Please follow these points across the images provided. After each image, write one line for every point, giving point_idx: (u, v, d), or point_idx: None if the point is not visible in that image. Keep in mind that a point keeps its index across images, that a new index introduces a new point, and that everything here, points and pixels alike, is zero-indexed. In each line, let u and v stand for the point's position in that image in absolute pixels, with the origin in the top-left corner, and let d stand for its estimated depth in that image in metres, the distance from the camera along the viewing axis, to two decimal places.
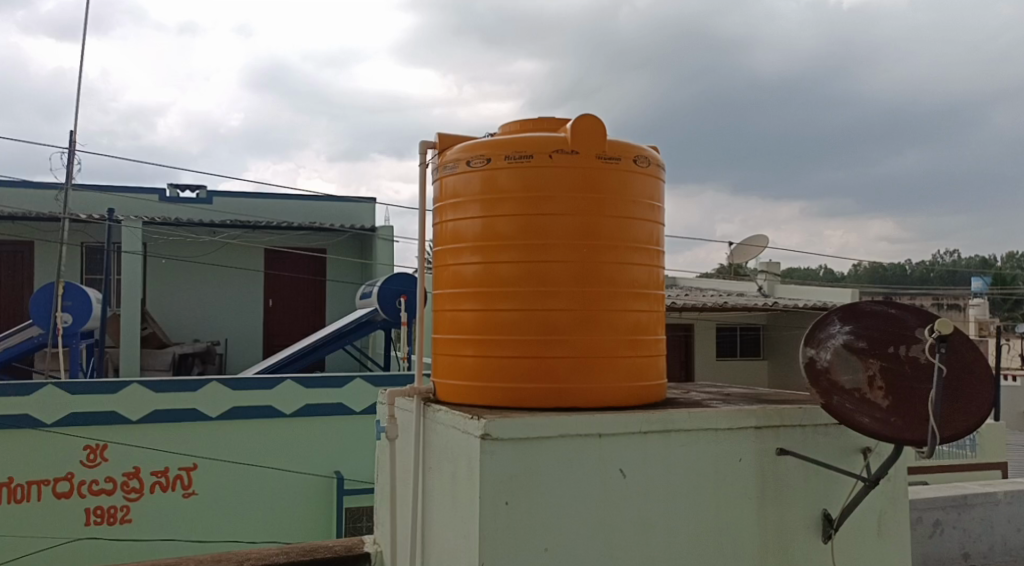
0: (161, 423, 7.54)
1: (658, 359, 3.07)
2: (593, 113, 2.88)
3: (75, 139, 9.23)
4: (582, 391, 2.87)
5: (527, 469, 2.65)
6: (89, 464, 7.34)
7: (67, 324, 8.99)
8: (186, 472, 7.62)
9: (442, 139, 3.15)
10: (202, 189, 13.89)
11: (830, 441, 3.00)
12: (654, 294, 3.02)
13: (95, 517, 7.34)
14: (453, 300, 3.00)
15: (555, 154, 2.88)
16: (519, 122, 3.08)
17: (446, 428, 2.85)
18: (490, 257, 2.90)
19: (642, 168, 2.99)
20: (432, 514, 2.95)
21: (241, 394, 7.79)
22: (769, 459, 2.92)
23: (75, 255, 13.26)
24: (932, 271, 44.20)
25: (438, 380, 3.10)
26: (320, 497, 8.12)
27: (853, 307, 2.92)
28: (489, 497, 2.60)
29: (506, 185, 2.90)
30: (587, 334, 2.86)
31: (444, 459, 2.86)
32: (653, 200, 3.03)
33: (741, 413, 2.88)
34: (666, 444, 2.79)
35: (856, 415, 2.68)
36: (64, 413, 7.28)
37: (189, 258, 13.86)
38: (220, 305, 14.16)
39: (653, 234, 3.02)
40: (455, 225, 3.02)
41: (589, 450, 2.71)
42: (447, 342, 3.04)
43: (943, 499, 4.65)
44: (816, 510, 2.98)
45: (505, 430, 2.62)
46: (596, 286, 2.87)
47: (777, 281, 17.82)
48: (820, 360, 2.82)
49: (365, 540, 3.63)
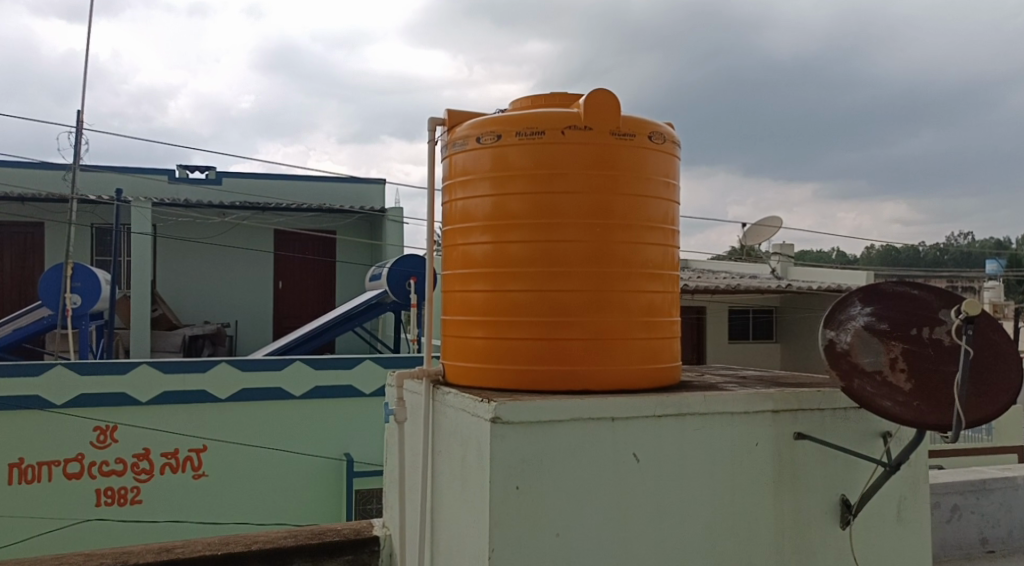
0: (171, 404, 7.53)
1: (673, 341, 3.00)
2: (606, 87, 2.80)
3: (82, 119, 9.18)
4: (595, 373, 2.80)
5: (538, 453, 2.58)
6: (99, 445, 7.33)
7: (76, 305, 8.94)
8: (196, 453, 7.60)
9: (451, 115, 3.07)
10: (212, 169, 13.82)
11: (849, 426, 2.92)
12: (669, 274, 2.94)
13: (106, 498, 7.32)
14: (463, 281, 2.93)
15: (567, 131, 2.80)
16: (530, 98, 3.00)
17: (456, 411, 2.79)
18: (501, 237, 2.83)
19: (656, 144, 2.90)
20: (442, 498, 2.89)
21: (250, 376, 7.76)
22: (787, 443, 2.85)
23: (84, 236, 13.26)
24: (945, 254, 43.95)
25: (448, 362, 3.03)
26: (329, 479, 8.10)
27: (874, 288, 2.85)
28: (500, 482, 2.54)
29: (517, 162, 2.83)
30: (600, 315, 2.79)
31: (454, 442, 2.80)
32: (668, 178, 2.95)
33: (757, 396, 2.81)
34: (681, 427, 2.72)
35: (877, 400, 2.61)
36: (73, 395, 7.26)
37: (199, 239, 13.83)
38: (230, 287, 14.15)
39: (667, 213, 2.94)
40: (463, 203, 2.95)
41: (601, 433, 2.64)
42: (457, 324, 2.97)
43: (961, 483, 4.58)
44: (834, 495, 2.91)
45: (515, 413, 2.56)
46: (609, 266, 2.80)
47: (790, 263, 17.68)
48: (840, 343, 2.75)
49: (374, 523, 3.59)
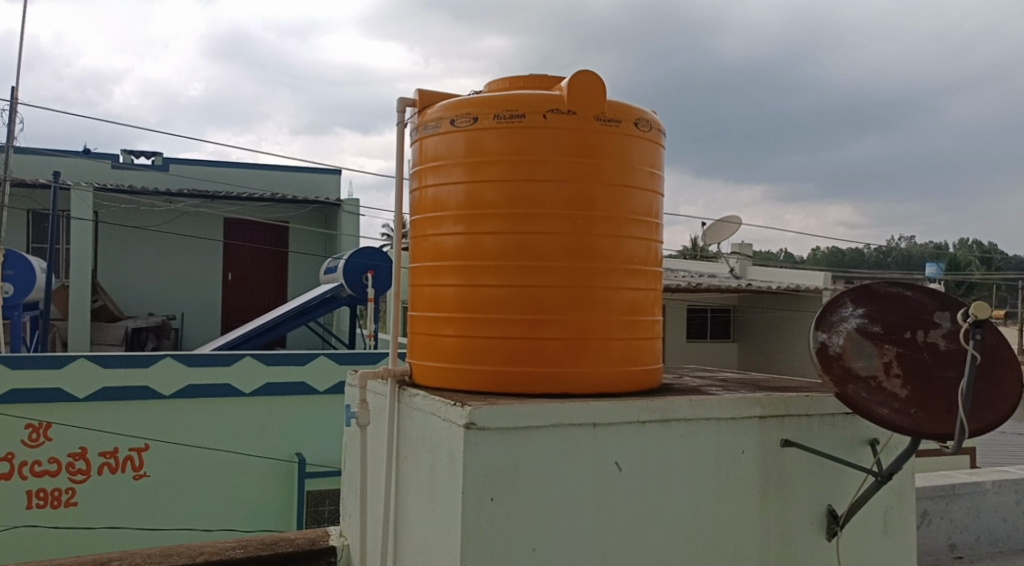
0: (111, 401, 7.14)
1: (655, 342, 2.82)
2: (591, 69, 2.61)
3: (17, 96, 8.72)
4: (574, 375, 2.61)
5: (514, 461, 2.39)
6: (31, 444, 6.92)
7: (7, 295, 8.46)
8: (137, 453, 7.23)
9: (422, 97, 2.88)
10: (158, 155, 13.33)
11: (837, 433, 2.77)
12: (652, 271, 2.77)
13: (37, 500, 6.91)
14: (432, 275, 2.73)
15: (549, 115, 2.61)
16: (507, 80, 2.81)
17: (425, 415, 2.58)
18: (474, 227, 2.63)
19: (642, 132, 2.73)
20: (407, 507, 2.69)
21: (197, 371, 7.42)
22: (772, 451, 2.69)
23: (21, 221, 12.72)
24: (889, 257, 44.95)
25: (414, 361, 2.83)
26: (279, 482, 7.78)
27: (867, 289, 2.70)
28: (473, 493, 2.34)
29: (493, 147, 2.63)
30: (579, 313, 2.60)
31: (421, 448, 2.60)
32: (653, 168, 2.77)
33: (744, 401, 2.65)
34: (665, 435, 2.55)
35: (873, 406, 2.45)
36: (4, 390, 6.83)
37: (143, 227, 13.37)
38: (175, 278, 13.67)
39: (652, 206, 2.76)
40: (435, 191, 2.74)
41: (583, 441, 2.46)
42: (425, 321, 2.77)
43: (932, 488, 4.47)
44: (820, 505, 2.76)
45: (491, 419, 2.36)
46: (590, 261, 2.61)
47: (748, 262, 17.73)
48: (833, 346, 2.60)
49: (331, 532, 3.37)
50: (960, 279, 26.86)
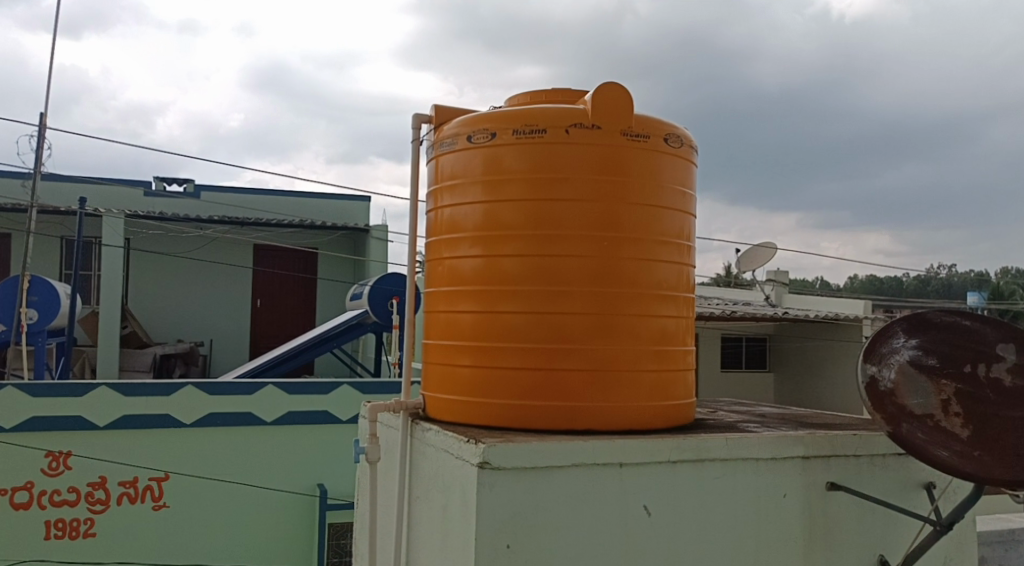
0: (131, 429, 7.02)
1: (687, 373, 2.61)
2: (617, 81, 2.44)
3: (45, 121, 8.72)
4: (598, 409, 2.40)
5: (533, 504, 2.19)
6: (51, 473, 6.83)
7: (32, 320, 8.45)
8: (156, 483, 7.09)
9: (439, 112, 2.72)
10: (189, 181, 13.35)
11: (888, 475, 2.54)
12: (683, 297, 2.56)
13: (56, 531, 6.82)
14: (448, 300, 2.55)
15: (571, 129, 2.44)
16: (529, 94, 2.65)
17: (438, 451, 2.39)
18: (491, 250, 2.46)
19: (673, 148, 2.54)
20: (418, 551, 2.50)
21: (218, 400, 7.25)
22: (818, 494, 2.46)
23: (52, 248, 12.79)
24: (929, 287, 44.08)
25: (428, 393, 2.64)
26: (299, 515, 7.58)
27: (919, 317, 2.45)
28: (487, 541, 2.14)
29: (513, 165, 2.46)
30: (604, 342, 2.41)
31: (434, 486, 2.41)
32: (684, 186, 2.58)
33: (785, 440, 2.42)
34: (699, 476, 2.33)
35: (932, 448, 2.22)
36: (24, 418, 6.72)
37: (173, 253, 13.37)
38: (205, 305, 13.66)
39: (684, 227, 2.56)
40: (451, 212, 2.57)
41: (608, 481, 2.26)
42: (440, 349, 2.58)
43: (989, 533, 4.16)
44: (871, 555, 2.51)
45: (508, 457, 2.17)
46: (615, 286, 2.41)
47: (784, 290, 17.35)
48: (884, 381, 2.35)
49: None
50: (1009, 310, 25.98)
